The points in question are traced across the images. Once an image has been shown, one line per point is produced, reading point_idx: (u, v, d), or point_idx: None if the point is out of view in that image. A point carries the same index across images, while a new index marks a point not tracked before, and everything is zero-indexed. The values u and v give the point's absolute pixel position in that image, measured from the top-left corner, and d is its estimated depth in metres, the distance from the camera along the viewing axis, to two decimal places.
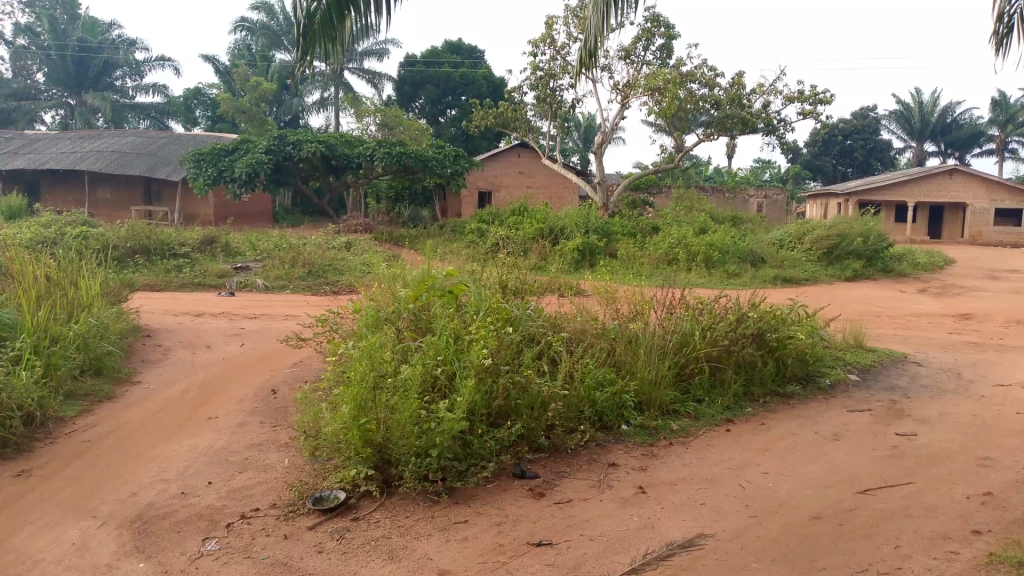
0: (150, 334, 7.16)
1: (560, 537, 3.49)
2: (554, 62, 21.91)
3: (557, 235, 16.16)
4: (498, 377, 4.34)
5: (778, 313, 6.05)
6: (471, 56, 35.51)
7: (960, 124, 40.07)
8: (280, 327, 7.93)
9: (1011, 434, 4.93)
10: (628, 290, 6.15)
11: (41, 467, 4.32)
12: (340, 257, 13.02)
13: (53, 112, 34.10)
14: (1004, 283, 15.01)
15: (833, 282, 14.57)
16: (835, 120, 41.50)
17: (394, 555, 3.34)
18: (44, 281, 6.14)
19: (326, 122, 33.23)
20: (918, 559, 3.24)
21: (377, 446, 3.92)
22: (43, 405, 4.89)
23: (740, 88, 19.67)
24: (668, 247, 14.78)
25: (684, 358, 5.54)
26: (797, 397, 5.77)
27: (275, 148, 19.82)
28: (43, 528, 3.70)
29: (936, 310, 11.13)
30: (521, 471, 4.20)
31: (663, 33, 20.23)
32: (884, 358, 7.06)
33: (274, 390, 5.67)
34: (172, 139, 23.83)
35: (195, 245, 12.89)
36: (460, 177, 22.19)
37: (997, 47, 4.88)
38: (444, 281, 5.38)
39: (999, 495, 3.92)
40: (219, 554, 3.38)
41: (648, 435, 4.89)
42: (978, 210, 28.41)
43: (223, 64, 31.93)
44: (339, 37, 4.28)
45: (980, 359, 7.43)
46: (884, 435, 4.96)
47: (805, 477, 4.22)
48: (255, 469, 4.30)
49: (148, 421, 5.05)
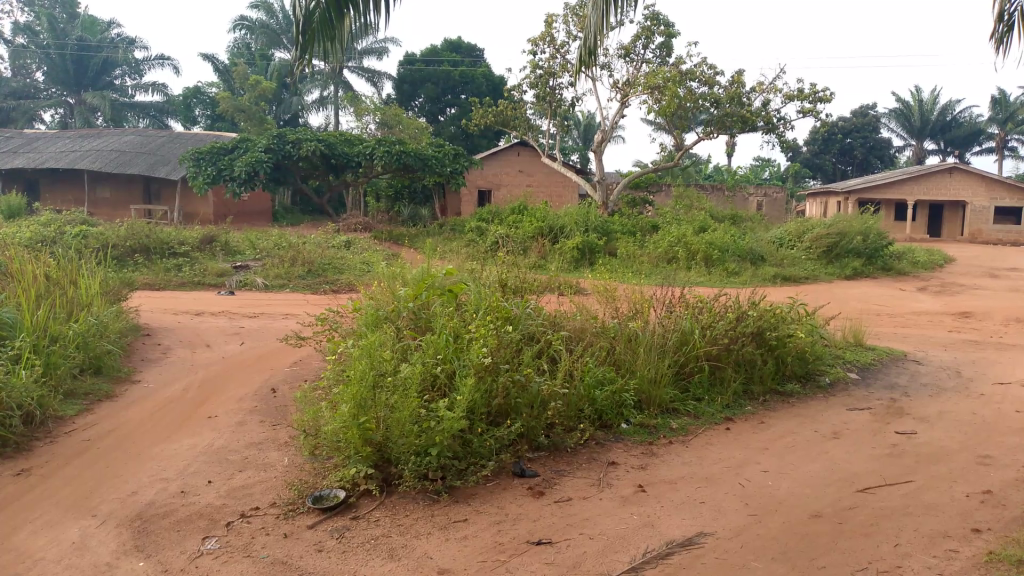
0: (150, 333, 7.15)
1: (559, 535, 3.49)
2: (554, 61, 21.89)
3: (557, 234, 16.15)
4: (498, 375, 4.34)
5: (778, 312, 6.05)
6: (471, 54, 35.48)
7: (960, 122, 40.06)
8: (280, 327, 7.93)
9: (1011, 433, 4.93)
10: (627, 288, 6.15)
11: (40, 467, 4.32)
12: (340, 256, 13.01)
13: (52, 111, 34.07)
14: (1005, 281, 15.00)
15: (833, 280, 14.56)
16: (835, 118, 41.49)
17: (394, 554, 3.34)
18: (43, 280, 6.13)
19: (326, 121, 33.20)
20: (918, 558, 3.24)
21: (377, 445, 3.92)
22: (43, 405, 4.88)
23: (740, 86, 19.66)
24: (668, 246, 14.78)
25: (684, 356, 5.54)
26: (797, 396, 5.77)
27: (275, 147, 19.77)
28: (43, 527, 3.70)
29: (936, 308, 11.12)
30: (521, 470, 4.19)
31: (663, 31, 20.21)
32: (884, 356, 7.06)
33: (274, 389, 5.67)
34: (172, 138, 23.82)
35: (194, 244, 12.87)
36: (460, 176, 22.16)
37: (997, 46, 4.86)
38: (444, 280, 5.38)
39: (998, 494, 3.92)
40: (219, 553, 3.38)
41: (648, 434, 4.89)
42: (978, 208, 28.39)
43: (222, 63, 31.90)
44: (338, 36, 4.27)
45: (981, 357, 7.43)
46: (884, 433, 4.96)
47: (805, 475, 4.22)
48: (255, 468, 4.30)
49: (148, 420, 5.04)
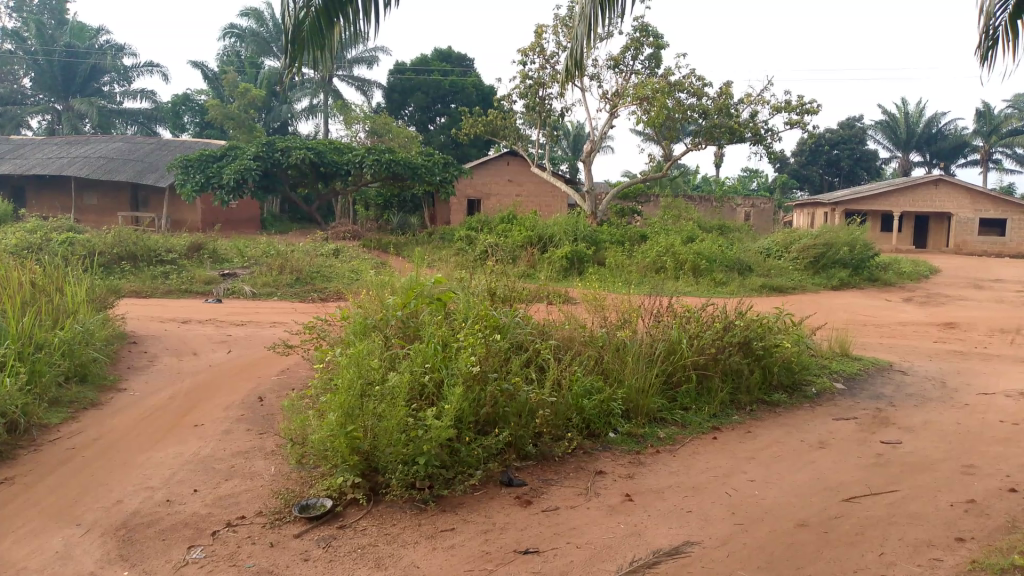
0: (137, 341, 7.10)
1: (547, 545, 3.49)
2: (544, 71, 22.01)
3: (546, 243, 16.24)
4: (486, 385, 4.37)
5: (765, 322, 6.09)
6: (460, 64, 35.79)
7: (944, 134, 40.57)
8: (267, 335, 7.92)
9: (994, 443, 4.98)
10: (616, 298, 6.17)
11: (25, 474, 4.29)
12: (329, 264, 12.96)
13: (39, 117, 33.79)
14: (987, 292, 15.19)
15: (820, 291, 14.67)
16: (823, 130, 41.96)
17: (381, 564, 3.32)
18: (29, 286, 6.08)
19: (315, 129, 33.17)
20: (903, 566, 3.27)
21: (364, 454, 3.89)
22: (28, 412, 4.84)
23: (728, 97, 19.92)
24: (657, 255, 14.91)
25: (672, 366, 5.58)
26: (784, 406, 5.81)
27: (264, 155, 19.75)
28: (26, 536, 3.66)
29: (920, 319, 11.24)
30: (509, 479, 4.20)
31: (652, 42, 20.36)
32: (870, 366, 7.12)
33: (261, 398, 5.63)
34: (161, 145, 23.79)
35: (183, 252, 12.83)
36: (450, 185, 22.22)
37: (982, 60, 4.90)
38: (433, 288, 5.43)
39: (982, 503, 3.96)
40: (205, 562, 3.36)
41: (636, 443, 4.92)
42: (963, 220, 28.74)
43: (211, 71, 32.05)
44: (329, 44, 4.28)
45: (966, 367, 7.51)
46: (869, 442, 5.00)
47: (791, 483, 4.27)
48: (242, 477, 4.27)
49: (133, 429, 5.00)
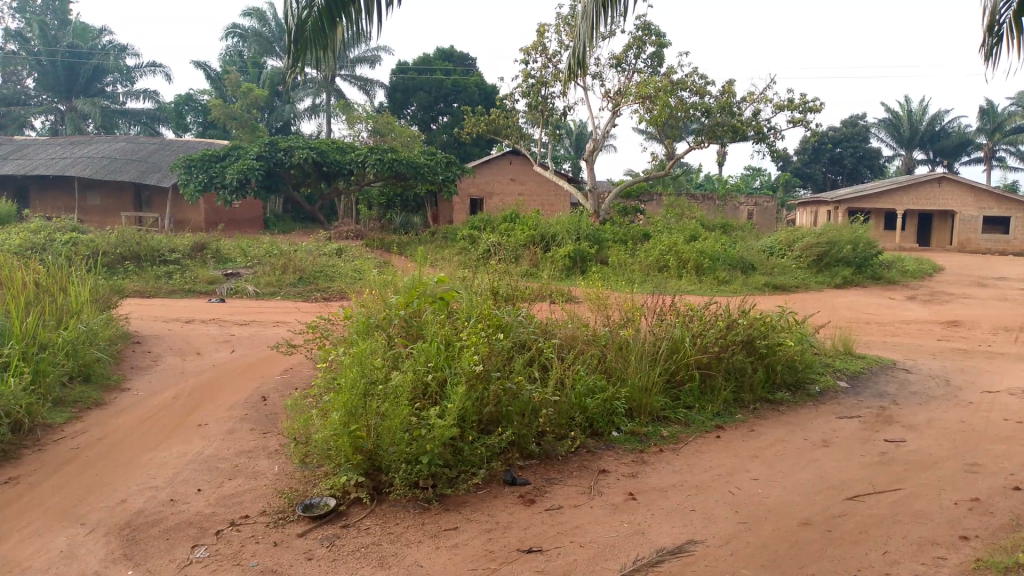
0: (141, 341, 7.11)
1: (551, 544, 3.49)
2: (546, 70, 21.97)
3: (549, 242, 16.25)
4: (489, 384, 4.37)
5: (768, 320, 6.08)
6: (462, 63, 35.76)
7: (948, 132, 40.48)
8: (270, 334, 7.94)
9: (999, 441, 4.96)
10: (619, 296, 6.15)
11: (29, 474, 4.30)
12: (332, 263, 12.97)
13: (42, 117, 33.83)
14: (991, 290, 15.13)
15: (823, 289, 14.63)
16: (825, 128, 41.91)
17: (384, 562, 3.33)
18: (33, 286, 6.09)
19: (319, 129, 33.19)
20: (907, 564, 3.26)
21: (367, 454, 3.90)
22: (32, 412, 4.85)
23: (731, 96, 19.86)
24: (660, 254, 14.89)
25: (675, 364, 5.57)
26: (787, 404, 5.80)
27: (267, 154, 19.76)
28: (31, 536, 3.67)
29: (924, 317, 11.21)
30: (512, 478, 4.20)
31: (655, 40, 20.34)
32: (874, 365, 7.10)
33: (264, 397, 5.63)
34: (164, 145, 23.85)
35: (185, 251, 12.84)
36: (452, 185, 22.19)
37: (987, 57, 4.88)
38: (436, 287, 5.42)
39: (986, 501, 3.95)
40: (208, 562, 3.36)
41: (639, 441, 4.92)
42: (967, 218, 28.67)
43: (214, 71, 32.12)
44: (331, 44, 4.28)
45: (970, 366, 7.49)
46: (872, 441, 4.99)
47: (795, 481, 4.26)
48: (245, 476, 4.28)
49: (137, 429, 5.01)
